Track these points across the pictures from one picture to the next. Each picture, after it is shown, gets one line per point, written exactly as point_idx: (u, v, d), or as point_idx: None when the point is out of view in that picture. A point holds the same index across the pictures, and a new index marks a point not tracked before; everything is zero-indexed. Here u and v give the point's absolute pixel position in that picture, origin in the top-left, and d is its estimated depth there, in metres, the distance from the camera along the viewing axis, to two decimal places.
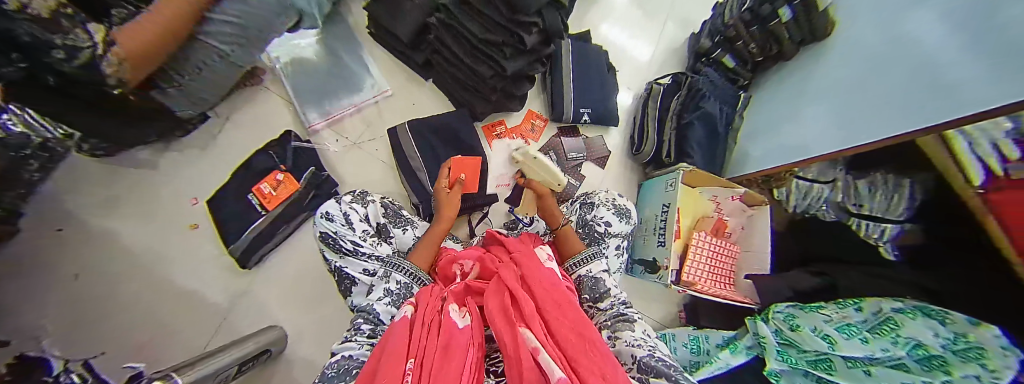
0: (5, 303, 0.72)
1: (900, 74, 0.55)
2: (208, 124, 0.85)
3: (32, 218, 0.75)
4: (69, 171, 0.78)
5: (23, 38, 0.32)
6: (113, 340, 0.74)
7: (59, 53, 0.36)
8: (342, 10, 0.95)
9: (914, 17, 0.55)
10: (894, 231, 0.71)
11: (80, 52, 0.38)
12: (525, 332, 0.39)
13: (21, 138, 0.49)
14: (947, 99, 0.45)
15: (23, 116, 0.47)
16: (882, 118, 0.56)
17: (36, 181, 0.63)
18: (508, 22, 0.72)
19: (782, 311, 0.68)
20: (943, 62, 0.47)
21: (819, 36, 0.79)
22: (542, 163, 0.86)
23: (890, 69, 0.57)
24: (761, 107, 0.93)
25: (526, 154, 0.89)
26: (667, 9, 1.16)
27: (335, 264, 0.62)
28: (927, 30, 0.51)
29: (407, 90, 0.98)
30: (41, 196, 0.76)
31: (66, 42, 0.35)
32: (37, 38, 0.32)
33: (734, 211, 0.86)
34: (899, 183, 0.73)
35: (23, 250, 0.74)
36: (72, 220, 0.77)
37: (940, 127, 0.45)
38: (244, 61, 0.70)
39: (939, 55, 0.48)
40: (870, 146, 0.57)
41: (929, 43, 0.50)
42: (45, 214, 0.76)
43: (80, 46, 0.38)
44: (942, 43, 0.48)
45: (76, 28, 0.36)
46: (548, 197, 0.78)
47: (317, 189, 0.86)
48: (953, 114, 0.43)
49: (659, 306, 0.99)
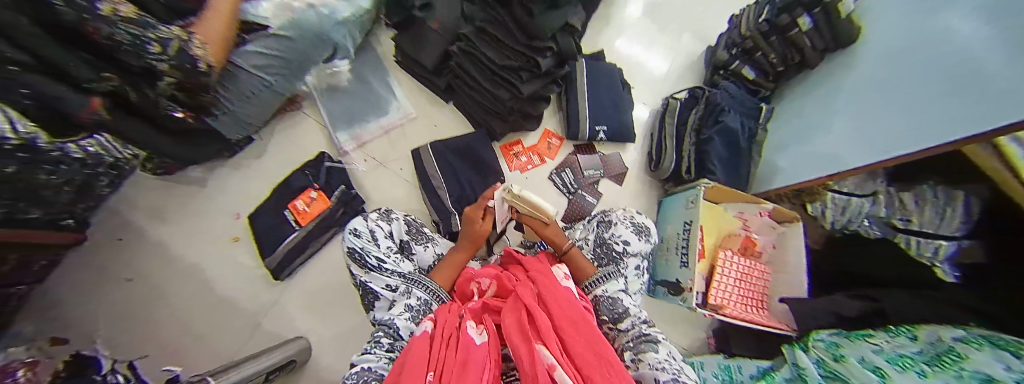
0: (70, 306, 0.80)
1: (935, 77, 0.52)
2: (252, 146, 0.93)
3: (99, 229, 0.84)
4: (133, 187, 0.87)
5: (128, 39, 0.44)
6: (153, 345, 0.81)
7: (155, 47, 0.48)
8: (371, 40, 1.03)
9: (947, 19, 0.53)
10: (950, 248, 0.63)
11: (170, 44, 0.50)
12: (541, 349, 0.40)
13: (98, 158, 0.56)
14: (987, 105, 0.42)
15: (101, 140, 0.54)
16: (918, 127, 0.53)
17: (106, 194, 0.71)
18: (525, 48, 0.77)
19: (826, 339, 0.61)
20: (977, 66, 0.45)
21: (843, 42, 0.76)
22: (529, 198, 0.73)
23: (923, 74, 0.55)
24: (788, 116, 0.89)
25: (511, 192, 0.72)
26: (683, 21, 1.16)
27: (360, 279, 0.65)
28: (957, 38, 0.50)
29: (427, 110, 1.03)
30: (106, 210, 0.85)
31: (155, 35, 0.47)
32: (136, 35, 0.45)
33: (763, 228, 0.81)
34: (951, 195, 0.66)
35: (89, 257, 0.83)
36: (132, 231, 0.86)
37: (986, 133, 0.42)
38: (281, 87, 0.79)
39: (972, 61, 0.46)
40: (909, 157, 0.54)
41: (961, 49, 0.48)
42: (109, 226, 0.85)
43: (168, 38, 0.50)
44: (978, 44, 0.45)
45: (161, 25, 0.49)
46: (544, 229, 0.76)
47: (346, 206, 0.91)
48: (994, 120, 0.40)
49: (688, 329, 0.93)
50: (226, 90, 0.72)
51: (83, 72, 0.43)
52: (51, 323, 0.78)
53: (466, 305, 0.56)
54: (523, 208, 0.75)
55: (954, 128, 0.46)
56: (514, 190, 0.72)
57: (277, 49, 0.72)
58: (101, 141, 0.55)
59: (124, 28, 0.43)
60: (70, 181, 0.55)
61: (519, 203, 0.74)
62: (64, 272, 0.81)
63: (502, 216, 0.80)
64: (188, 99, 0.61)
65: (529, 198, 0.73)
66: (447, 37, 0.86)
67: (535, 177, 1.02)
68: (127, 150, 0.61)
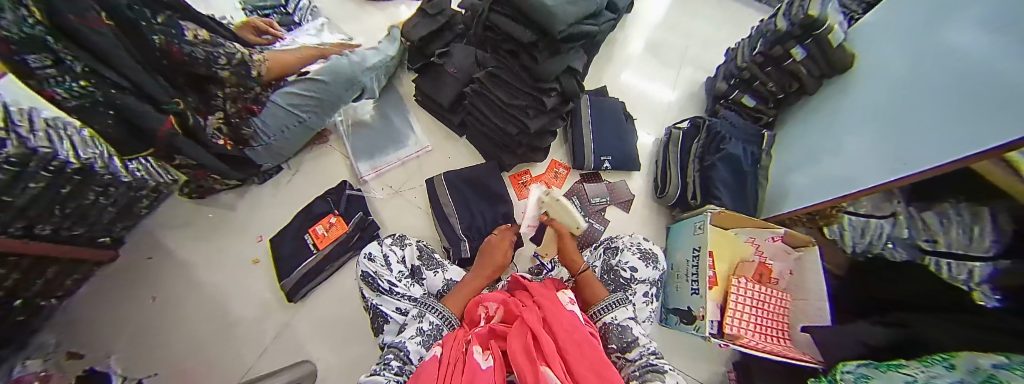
0: (92, 321, 0.85)
1: (954, 91, 0.51)
2: (281, 175, 1.01)
3: (131, 247, 0.91)
4: (165, 209, 0.95)
5: (202, 55, 0.58)
6: (164, 362, 0.84)
7: (223, 60, 0.63)
8: (394, 82, 1.13)
9: (957, 37, 0.53)
10: (985, 272, 0.58)
11: (233, 57, 0.65)
12: (547, 372, 0.41)
13: (141, 183, 0.72)
14: (994, 123, 0.42)
15: (145, 165, 0.71)
16: (936, 142, 0.52)
17: (139, 213, 0.83)
18: (532, 89, 0.84)
19: (854, 370, 0.56)
20: (985, 83, 0.46)
21: (839, 70, 0.81)
22: (564, 205, 0.86)
23: (940, 89, 0.54)
24: (794, 142, 0.91)
25: (551, 195, 0.87)
26: (682, 54, 1.23)
27: (371, 301, 0.68)
28: (963, 58, 0.51)
29: (442, 145, 1.10)
30: (140, 229, 0.92)
31: (225, 50, 0.63)
32: (209, 52, 0.59)
33: (778, 254, 0.79)
34: (976, 213, 0.62)
35: (117, 274, 0.89)
36: (158, 250, 0.92)
37: (992, 152, 0.42)
38: (314, 123, 0.88)
39: (980, 79, 0.47)
40: (929, 172, 0.52)
41: (967, 67, 0.50)
42: (140, 243, 0.92)
43: (233, 53, 0.65)
44: (992, 58, 0.45)
45: (229, 45, 0.65)
46: (569, 239, 0.86)
47: (362, 232, 0.95)
48: (1013, 128, 0.39)
49: (705, 363, 0.90)
50: (266, 127, 0.81)
51: (164, 95, 0.55)
52: (72, 337, 0.83)
53: (473, 330, 0.56)
54: (556, 213, 0.90)
55: (960, 146, 0.47)
56: (553, 194, 0.87)
57: (313, 90, 0.82)
58: (146, 165, 0.71)
59: (203, 47, 0.58)
60: (114, 203, 0.72)
61: (556, 208, 0.88)
62: (93, 288, 0.87)
63: (530, 216, 0.92)
64: (229, 132, 0.76)
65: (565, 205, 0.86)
66: (462, 80, 0.96)
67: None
68: (168, 175, 0.77)
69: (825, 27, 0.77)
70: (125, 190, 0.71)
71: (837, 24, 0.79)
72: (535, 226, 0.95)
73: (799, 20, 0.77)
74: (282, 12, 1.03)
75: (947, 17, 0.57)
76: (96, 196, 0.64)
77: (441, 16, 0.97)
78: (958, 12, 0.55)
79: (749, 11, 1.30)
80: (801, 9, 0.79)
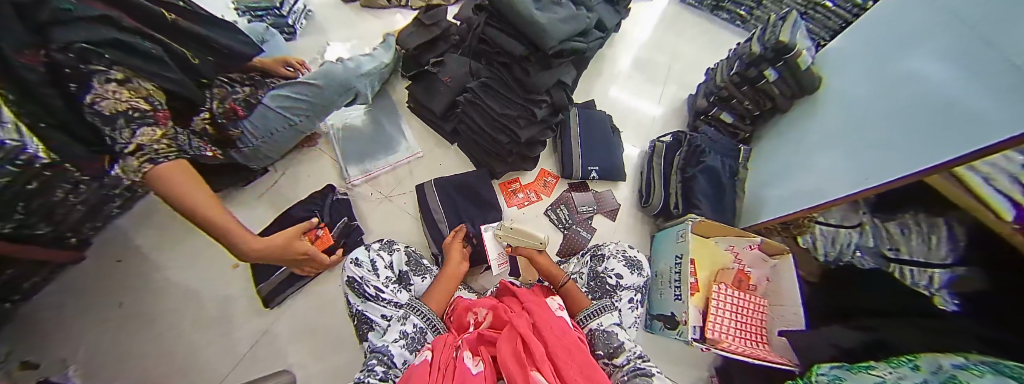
0: (52, 325, 0.80)
1: (918, 113, 0.55)
2: (268, 177, 1.00)
3: (101, 249, 0.87)
4: (142, 210, 0.92)
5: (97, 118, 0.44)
6: (127, 373, 0.79)
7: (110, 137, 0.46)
8: (387, 89, 1.14)
9: (919, 63, 0.59)
10: (943, 278, 0.62)
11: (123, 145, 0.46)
12: (536, 375, 0.41)
13: (115, 181, 0.74)
14: (950, 140, 0.46)
15: None
16: (902, 157, 0.54)
17: (104, 211, 0.79)
18: (523, 100, 0.87)
19: (828, 373, 0.58)
20: (944, 106, 0.50)
21: (807, 91, 0.88)
22: (520, 229, 0.84)
23: (904, 108, 0.58)
24: (767, 158, 0.98)
25: (504, 225, 0.86)
26: (667, 72, 1.30)
27: (357, 307, 0.68)
28: (923, 83, 0.56)
29: (434, 151, 1.11)
30: (112, 230, 0.89)
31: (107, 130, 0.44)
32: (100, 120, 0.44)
33: (755, 263, 0.84)
34: (932, 222, 0.68)
35: (84, 276, 0.85)
36: (130, 252, 0.88)
37: (948, 166, 0.45)
38: (304, 126, 0.87)
39: (940, 101, 0.51)
40: (891, 185, 0.55)
41: (927, 91, 0.54)
42: (112, 245, 0.88)
43: (120, 141, 0.45)
44: (953, 81, 0.49)
45: (125, 129, 0.45)
46: (539, 257, 0.80)
47: (346, 238, 0.94)
48: (971, 144, 0.42)
49: (688, 369, 0.92)
50: (251, 131, 0.80)
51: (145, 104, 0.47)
52: (25, 343, 0.78)
53: (463, 336, 0.56)
54: (517, 241, 0.85)
55: (919, 160, 0.50)
56: (507, 224, 0.86)
57: (304, 93, 0.83)
58: None
59: (93, 115, 0.43)
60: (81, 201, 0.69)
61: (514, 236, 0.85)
62: (57, 290, 0.83)
63: (495, 254, 0.91)
64: (215, 134, 0.76)
65: (519, 229, 0.85)
66: (456, 89, 0.98)
67: (495, 249, 0.91)
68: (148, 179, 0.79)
69: (794, 52, 0.82)
70: (95, 187, 0.71)
71: (806, 50, 0.85)
72: (507, 263, 0.93)
73: (771, 44, 0.83)
74: (276, 14, 1.02)
75: (912, 47, 0.62)
76: (63, 193, 0.64)
77: (437, 26, 1.00)
78: (919, 42, 0.60)
79: (728, 34, 1.39)
80: (773, 34, 0.84)
